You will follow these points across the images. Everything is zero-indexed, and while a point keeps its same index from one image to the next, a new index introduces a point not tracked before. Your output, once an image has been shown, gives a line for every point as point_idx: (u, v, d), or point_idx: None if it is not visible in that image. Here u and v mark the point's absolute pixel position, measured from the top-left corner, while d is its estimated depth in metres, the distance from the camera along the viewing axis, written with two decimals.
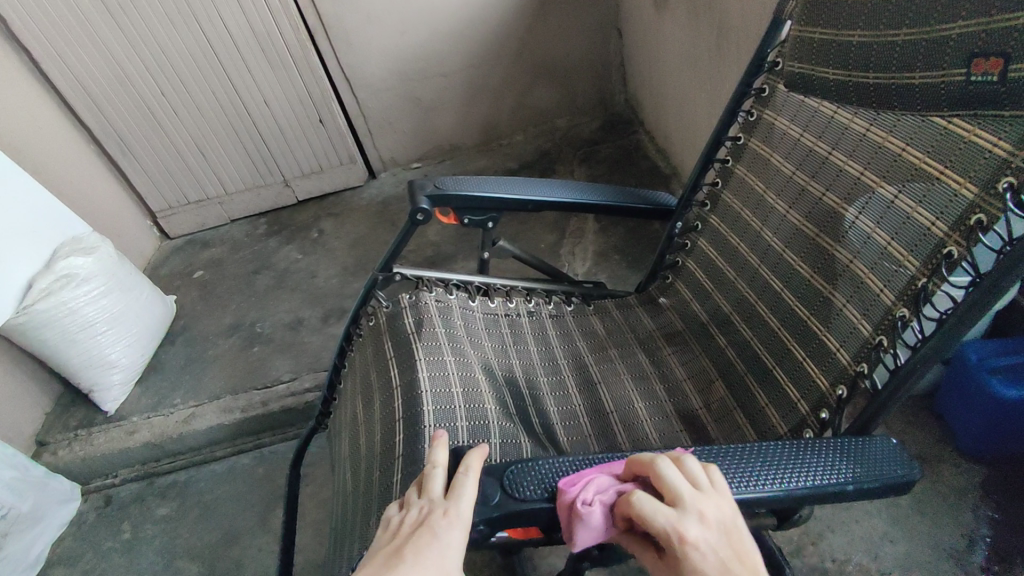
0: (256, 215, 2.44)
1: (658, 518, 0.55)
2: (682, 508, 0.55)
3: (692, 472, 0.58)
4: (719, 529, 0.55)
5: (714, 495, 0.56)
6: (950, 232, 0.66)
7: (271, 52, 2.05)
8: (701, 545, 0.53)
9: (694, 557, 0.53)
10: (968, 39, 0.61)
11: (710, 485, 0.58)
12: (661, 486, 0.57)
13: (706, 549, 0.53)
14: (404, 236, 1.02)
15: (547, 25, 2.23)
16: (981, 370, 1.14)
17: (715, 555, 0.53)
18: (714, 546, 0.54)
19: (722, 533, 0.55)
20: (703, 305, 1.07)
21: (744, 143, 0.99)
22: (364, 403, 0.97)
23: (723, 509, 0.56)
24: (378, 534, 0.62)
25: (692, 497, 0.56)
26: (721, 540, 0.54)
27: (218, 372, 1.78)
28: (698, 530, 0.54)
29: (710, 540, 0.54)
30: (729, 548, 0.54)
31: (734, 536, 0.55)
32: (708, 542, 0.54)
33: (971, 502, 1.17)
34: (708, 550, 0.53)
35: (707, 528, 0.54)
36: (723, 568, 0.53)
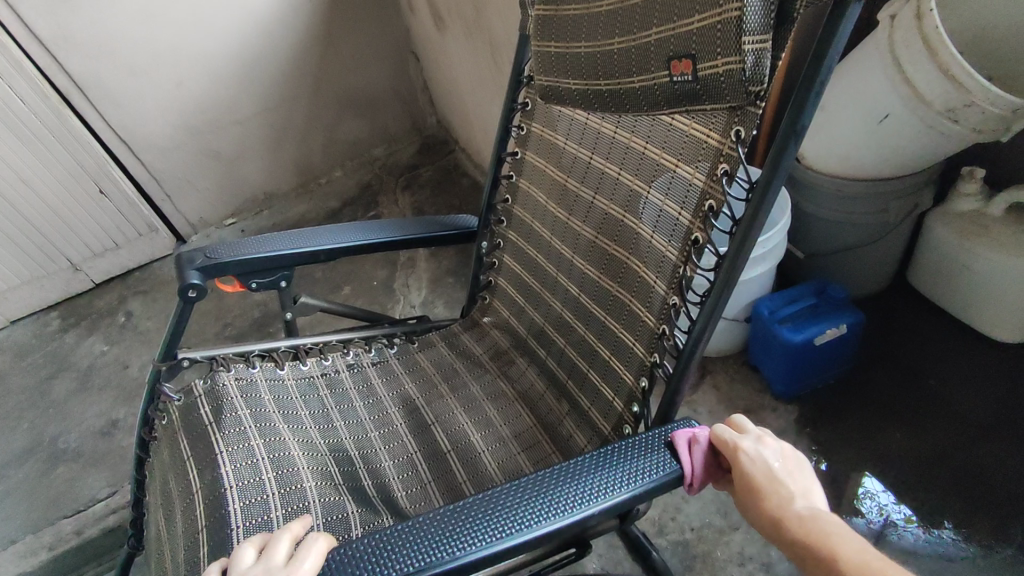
0: (42, 311, 2.10)
1: (723, 432, 0.65)
2: (746, 431, 0.64)
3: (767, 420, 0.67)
4: (775, 451, 0.62)
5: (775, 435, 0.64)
6: (694, 220, 0.71)
7: (16, 122, 1.77)
8: (754, 453, 0.62)
9: (744, 461, 0.61)
10: (664, 44, 0.65)
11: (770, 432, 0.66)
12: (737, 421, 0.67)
13: (761, 459, 0.61)
14: (180, 316, 0.91)
15: (339, 57, 2.16)
16: (773, 322, 1.27)
17: (765, 465, 0.61)
18: (769, 461, 0.61)
19: (777, 455, 0.62)
20: (520, 319, 1.07)
21: (521, 157, 1.01)
22: (166, 516, 0.84)
23: (781, 444, 0.64)
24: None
25: (755, 429, 0.65)
26: (775, 459, 0.61)
27: (12, 510, 1.49)
28: (753, 446, 0.62)
29: (763, 453, 0.62)
30: (782, 467, 0.61)
31: (790, 463, 0.61)
32: (761, 453, 0.62)
33: (792, 440, 1.29)
34: (761, 462, 0.61)
35: (763, 446, 0.62)
36: (772, 477, 0.60)
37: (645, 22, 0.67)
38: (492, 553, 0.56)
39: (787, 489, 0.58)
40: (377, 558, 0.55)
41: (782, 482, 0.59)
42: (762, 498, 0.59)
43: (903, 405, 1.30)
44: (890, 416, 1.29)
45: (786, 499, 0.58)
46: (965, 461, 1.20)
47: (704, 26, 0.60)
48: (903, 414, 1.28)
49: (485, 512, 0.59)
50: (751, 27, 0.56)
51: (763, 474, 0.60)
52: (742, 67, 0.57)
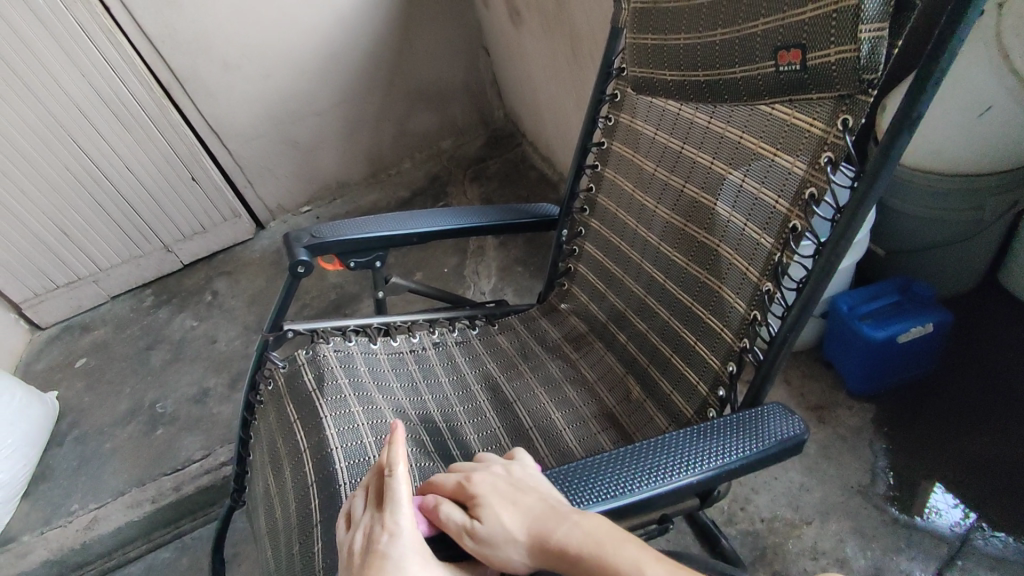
0: (138, 288, 2.26)
1: (445, 487, 0.64)
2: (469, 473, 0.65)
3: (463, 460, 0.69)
4: (505, 477, 0.63)
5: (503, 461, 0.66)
6: (792, 208, 0.73)
7: (121, 110, 1.91)
8: (486, 486, 0.62)
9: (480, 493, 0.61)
10: (772, 35, 0.68)
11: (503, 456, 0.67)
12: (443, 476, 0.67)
13: (493, 494, 0.61)
14: (289, 290, 0.99)
15: (414, 50, 2.23)
16: (853, 318, 1.25)
17: (501, 492, 0.61)
18: (500, 489, 0.62)
19: (507, 479, 0.63)
20: (600, 306, 1.10)
21: (607, 147, 1.04)
22: (274, 473, 0.91)
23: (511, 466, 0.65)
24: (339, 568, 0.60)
25: (480, 466, 0.66)
26: (505, 485, 0.62)
27: (119, 465, 1.63)
28: (485, 480, 0.63)
29: (493, 481, 0.63)
30: (515, 485, 0.62)
31: (526, 476, 0.63)
32: (492, 484, 0.62)
33: (869, 439, 1.27)
34: (494, 493, 0.61)
35: (492, 475, 0.63)
36: (510, 499, 0.60)
37: (752, 13, 0.70)
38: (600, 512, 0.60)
39: (528, 507, 0.59)
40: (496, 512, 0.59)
41: (521, 500, 0.60)
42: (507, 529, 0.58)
43: (988, 408, 1.26)
44: (974, 420, 1.25)
45: (530, 517, 0.58)
46: None
47: (818, 16, 0.62)
48: (989, 419, 1.24)
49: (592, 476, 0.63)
50: (869, 17, 0.59)
51: (502, 502, 0.60)
52: (857, 56, 0.60)
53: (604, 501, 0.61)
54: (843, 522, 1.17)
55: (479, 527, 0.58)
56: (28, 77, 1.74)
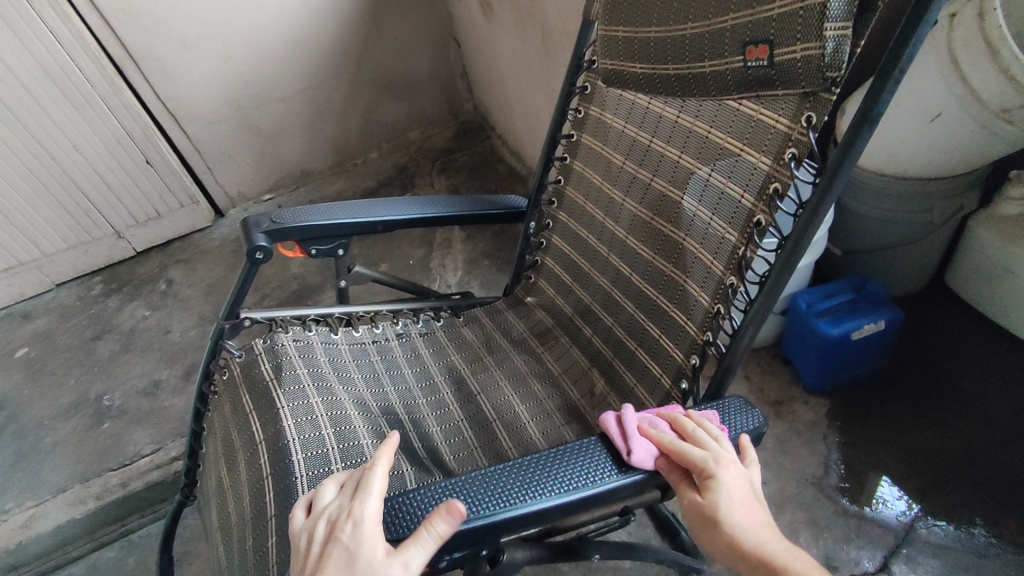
0: (86, 276, 2.16)
1: (692, 453, 0.61)
2: (717, 449, 0.62)
3: (708, 426, 0.66)
4: (744, 480, 0.61)
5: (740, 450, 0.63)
6: (756, 203, 0.74)
7: (70, 88, 1.82)
8: (729, 479, 0.59)
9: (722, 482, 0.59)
10: (740, 29, 0.69)
11: (740, 451, 0.64)
12: (694, 438, 0.64)
13: (736, 490, 0.59)
14: (246, 276, 0.95)
15: (383, 38, 2.18)
16: (810, 315, 1.29)
17: (741, 492, 0.59)
18: (741, 488, 0.60)
19: (746, 478, 0.61)
20: (567, 299, 1.11)
21: (577, 139, 1.04)
22: (229, 466, 0.88)
23: (747, 473, 0.62)
24: (292, 558, 0.58)
25: (722, 445, 0.63)
26: (744, 482, 0.61)
27: (60, 460, 1.56)
28: (727, 467, 0.60)
29: (737, 478, 0.60)
30: (750, 495, 0.60)
31: (756, 487, 0.61)
32: (737, 479, 0.60)
33: (822, 433, 1.31)
34: (737, 488, 0.59)
35: (738, 468, 0.61)
36: (745, 504, 0.59)
37: (721, 8, 0.71)
38: (560, 503, 0.60)
39: (753, 521, 0.58)
40: (458, 503, 0.58)
41: (753, 511, 0.59)
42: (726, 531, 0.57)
43: (934, 402, 1.31)
44: (921, 414, 1.30)
45: (755, 527, 0.58)
46: (999, 460, 1.21)
47: (784, 12, 0.63)
48: (935, 414, 1.29)
49: (557, 470, 0.62)
50: (834, 15, 0.59)
51: (739, 500, 0.59)
52: (821, 53, 0.61)
53: (561, 493, 0.60)
54: (797, 514, 1.20)
55: (711, 510, 0.58)
56: None
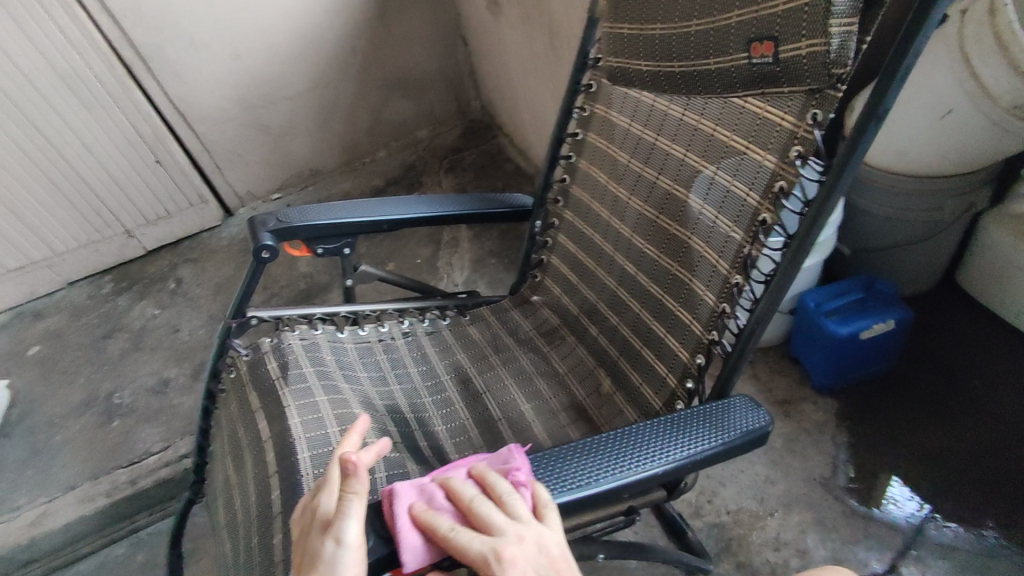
0: (97, 274, 2.18)
1: (473, 548, 0.55)
2: (500, 535, 0.56)
3: (492, 494, 0.60)
4: (540, 554, 0.56)
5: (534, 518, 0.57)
6: (762, 201, 0.74)
7: (81, 88, 1.84)
8: (517, 565, 0.54)
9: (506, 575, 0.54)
10: (746, 26, 0.68)
11: (531, 514, 0.58)
12: (478, 516, 0.58)
13: (524, 574, 0.54)
14: (253, 276, 0.96)
15: (390, 37, 2.19)
16: (818, 314, 1.28)
17: (533, 574, 0.54)
18: (530, 570, 0.55)
19: (540, 555, 0.55)
20: (572, 298, 1.10)
21: (582, 138, 1.04)
22: (235, 464, 0.89)
23: (545, 540, 0.57)
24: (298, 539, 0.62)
25: (511, 522, 0.57)
26: (537, 562, 0.55)
27: (72, 457, 1.57)
28: (513, 552, 0.55)
29: (527, 558, 0.55)
30: (549, 569, 0.55)
31: (557, 552, 0.57)
32: (524, 562, 0.54)
33: (830, 433, 1.30)
34: (528, 571, 0.54)
35: (529, 546, 0.55)
36: None
37: (726, 5, 0.70)
38: (566, 501, 0.60)
39: None
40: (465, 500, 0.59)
41: None
42: None
43: (946, 402, 1.30)
44: (931, 414, 1.29)
45: None
46: (1010, 462, 1.19)
47: (790, 8, 0.63)
48: (945, 415, 1.28)
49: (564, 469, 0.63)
50: (839, 11, 0.59)
51: None
52: (827, 49, 0.61)
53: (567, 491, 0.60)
54: (805, 514, 1.19)
55: None
56: None
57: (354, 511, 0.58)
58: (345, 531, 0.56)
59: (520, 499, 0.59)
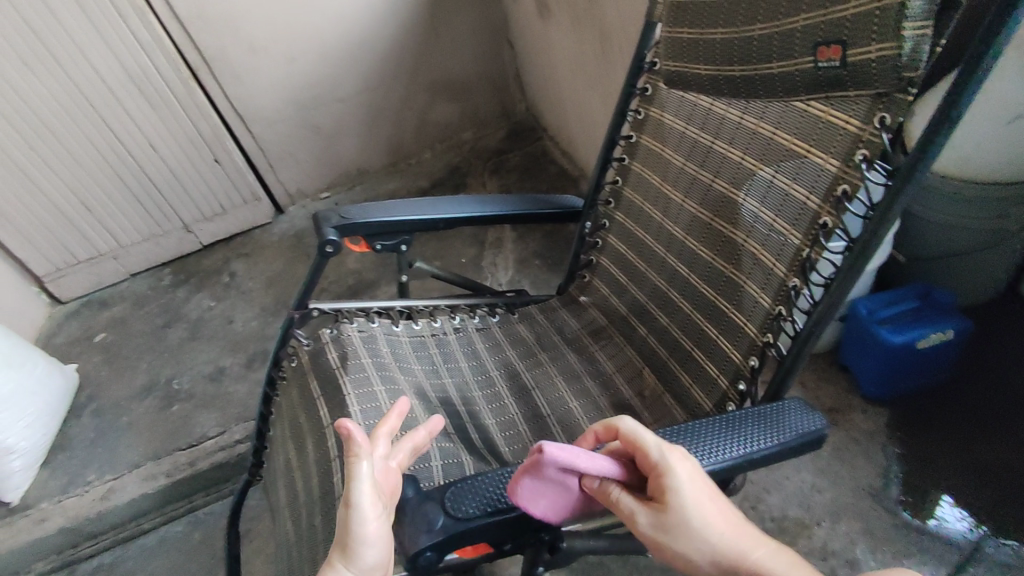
0: (157, 267, 2.29)
1: (648, 454, 0.58)
2: (666, 439, 0.61)
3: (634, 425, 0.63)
4: (699, 468, 0.60)
5: (691, 436, 0.63)
6: (823, 205, 0.74)
7: (149, 89, 1.94)
8: (687, 469, 0.58)
9: (680, 478, 0.57)
10: (812, 30, 0.69)
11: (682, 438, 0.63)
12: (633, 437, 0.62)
13: (693, 481, 0.58)
14: (316, 269, 1.00)
15: (440, 40, 2.24)
16: (871, 321, 1.26)
17: (701, 482, 0.58)
18: (699, 479, 0.59)
19: (703, 467, 0.60)
20: (621, 298, 1.12)
21: (636, 140, 1.05)
22: (297, 447, 0.93)
23: (697, 458, 0.62)
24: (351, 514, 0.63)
25: (670, 439, 0.61)
26: (702, 473, 0.60)
27: (134, 439, 1.66)
28: (681, 459, 0.59)
29: (692, 466, 0.59)
30: (708, 482, 0.60)
31: (708, 471, 0.61)
32: (692, 470, 0.58)
33: (881, 443, 1.27)
34: (697, 480, 0.58)
35: (691, 458, 0.60)
36: (706, 490, 0.58)
37: (792, 9, 0.71)
38: None
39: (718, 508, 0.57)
40: None
41: (716, 499, 0.58)
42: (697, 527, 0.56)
43: (1004, 415, 1.26)
44: (988, 427, 1.25)
45: (724, 518, 0.57)
46: None
47: (860, 13, 0.63)
48: (1002, 429, 1.24)
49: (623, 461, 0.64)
50: (913, 14, 0.59)
51: (701, 491, 0.58)
52: (898, 53, 0.61)
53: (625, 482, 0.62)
54: (854, 524, 1.17)
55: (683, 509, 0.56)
56: (59, 53, 1.77)
57: (361, 473, 0.57)
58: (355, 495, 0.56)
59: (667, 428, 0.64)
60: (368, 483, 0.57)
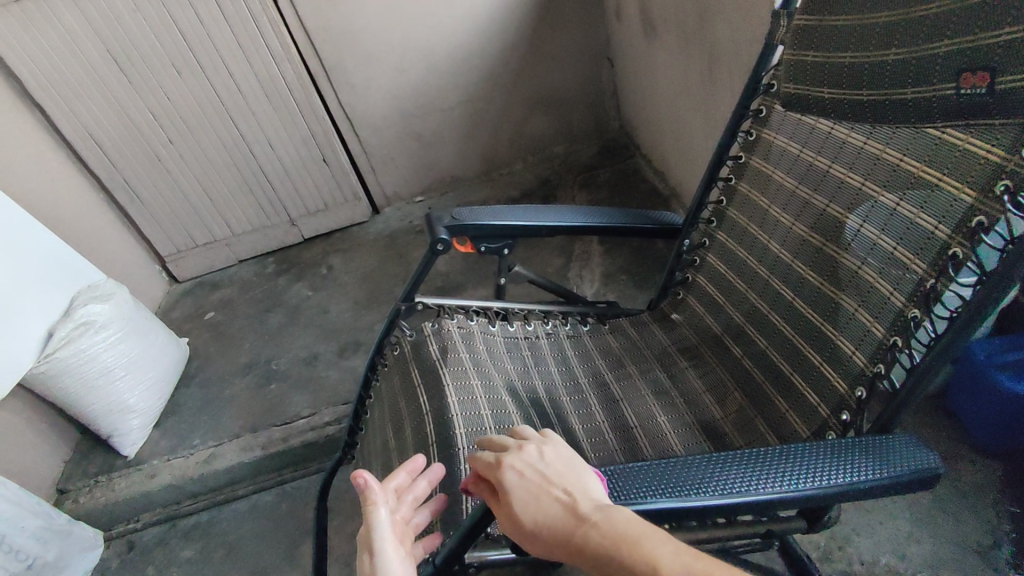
0: (263, 255, 2.48)
1: (485, 460, 0.67)
2: (507, 449, 0.68)
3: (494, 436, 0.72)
4: (540, 463, 0.65)
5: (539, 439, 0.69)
6: (954, 235, 0.72)
7: (274, 93, 2.10)
8: (515, 468, 0.65)
9: (508, 478, 0.64)
10: (958, 56, 0.68)
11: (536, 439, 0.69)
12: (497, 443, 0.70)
13: (519, 475, 0.64)
14: (425, 265, 1.06)
15: (541, 56, 2.30)
16: (989, 367, 1.18)
17: (530, 475, 0.64)
18: (529, 473, 0.64)
19: (543, 461, 0.66)
20: (716, 318, 1.11)
21: (745, 161, 1.05)
22: (395, 431, 0.99)
23: (546, 451, 0.67)
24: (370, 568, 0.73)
25: (516, 442, 0.69)
26: (540, 466, 0.65)
27: (236, 411, 1.80)
28: (515, 460, 0.66)
29: (526, 463, 0.65)
30: (548, 470, 0.64)
31: (554, 461, 0.65)
32: (520, 468, 0.65)
33: (992, 498, 1.18)
34: (523, 474, 0.64)
35: (526, 458, 0.66)
36: (538, 481, 0.63)
37: (934, 35, 0.70)
38: (722, 503, 0.62)
39: (549, 495, 0.62)
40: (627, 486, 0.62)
41: (546, 485, 0.63)
42: (528, 519, 0.61)
43: None
44: None
45: (551, 503, 0.61)
46: None
47: (1013, 39, 0.62)
48: None
49: (722, 474, 0.65)
50: None
51: (527, 484, 0.63)
52: None
53: (724, 494, 0.62)
54: None
55: (512, 503, 0.62)
56: (201, 57, 1.97)
57: (379, 520, 0.71)
58: (376, 540, 0.69)
59: (525, 432, 0.71)
60: (385, 528, 0.71)
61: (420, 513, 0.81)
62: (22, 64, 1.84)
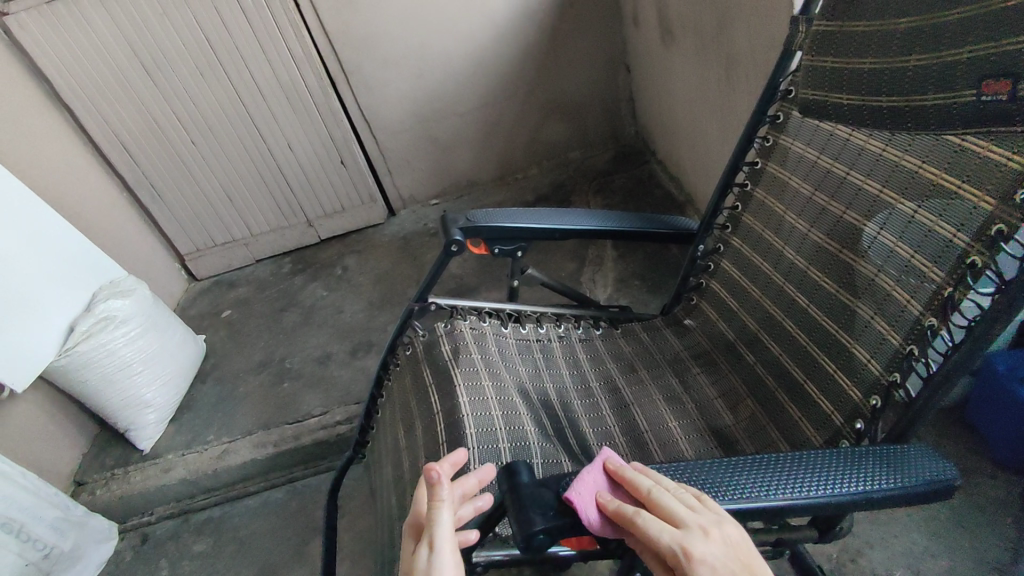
0: (280, 255, 2.51)
1: (663, 541, 0.58)
2: (686, 527, 0.58)
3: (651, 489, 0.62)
4: (727, 548, 0.57)
5: (715, 512, 0.60)
6: (972, 243, 0.71)
7: (294, 96, 2.13)
8: (707, 560, 0.56)
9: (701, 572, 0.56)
10: (978, 63, 0.67)
11: (710, 506, 0.60)
12: (661, 507, 0.60)
13: (714, 568, 0.56)
14: (439, 266, 1.07)
15: (558, 62, 2.31)
16: (1010, 380, 1.16)
17: (725, 569, 0.56)
18: (723, 564, 0.57)
19: (732, 546, 0.58)
20: (730, 324, 1.11)
21: (761, 167, 1.04)
22: (405, 430, 0.99)
23: (728, 527, 0.59)
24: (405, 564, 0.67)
25: (693, 513, 0.59)
26: (731, 555, 0.57)
27: (249, 408, 1.82)
28: (703, 546, 0.57)
29: (714, 552, 0.57)
30: (735, 558, 0.57)
31: (741, 547, 0.58)
32: (715, 560, 0.56)
33: (1010, 514, 1.16)
34: (718, 567, 0.56)
35: (716, 543, 0.57)
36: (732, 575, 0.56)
37: (955, 41, 0.69)
38: (731, 508, 0.61)
39: None
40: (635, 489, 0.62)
41: None
42: None
43: None
44: None
45: None
46: None
47: None
48: None
49: (731, 479, 0.65)
50: None
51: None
52: None
53: (734, 499, 0.62)
54: None
55: None
56: (224, 59, 2.00)
57: (444, 519, 0.64)
58: (437, 539, 0.63)
59: (691, 495, 0.61)
60: (448, 528, 0.64)
61: (465, 508, 0.74)
62: (51, 64, 1.89)
